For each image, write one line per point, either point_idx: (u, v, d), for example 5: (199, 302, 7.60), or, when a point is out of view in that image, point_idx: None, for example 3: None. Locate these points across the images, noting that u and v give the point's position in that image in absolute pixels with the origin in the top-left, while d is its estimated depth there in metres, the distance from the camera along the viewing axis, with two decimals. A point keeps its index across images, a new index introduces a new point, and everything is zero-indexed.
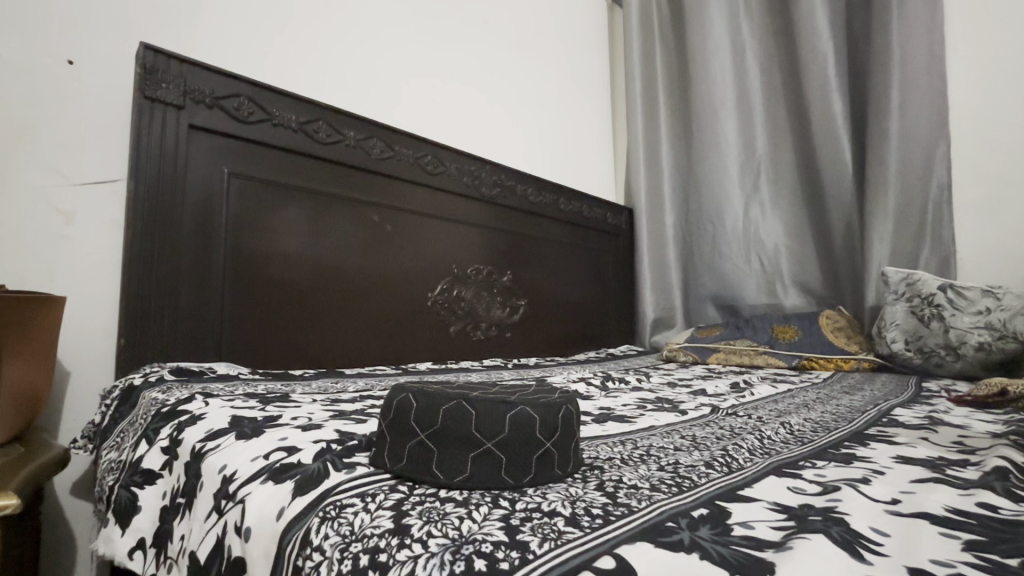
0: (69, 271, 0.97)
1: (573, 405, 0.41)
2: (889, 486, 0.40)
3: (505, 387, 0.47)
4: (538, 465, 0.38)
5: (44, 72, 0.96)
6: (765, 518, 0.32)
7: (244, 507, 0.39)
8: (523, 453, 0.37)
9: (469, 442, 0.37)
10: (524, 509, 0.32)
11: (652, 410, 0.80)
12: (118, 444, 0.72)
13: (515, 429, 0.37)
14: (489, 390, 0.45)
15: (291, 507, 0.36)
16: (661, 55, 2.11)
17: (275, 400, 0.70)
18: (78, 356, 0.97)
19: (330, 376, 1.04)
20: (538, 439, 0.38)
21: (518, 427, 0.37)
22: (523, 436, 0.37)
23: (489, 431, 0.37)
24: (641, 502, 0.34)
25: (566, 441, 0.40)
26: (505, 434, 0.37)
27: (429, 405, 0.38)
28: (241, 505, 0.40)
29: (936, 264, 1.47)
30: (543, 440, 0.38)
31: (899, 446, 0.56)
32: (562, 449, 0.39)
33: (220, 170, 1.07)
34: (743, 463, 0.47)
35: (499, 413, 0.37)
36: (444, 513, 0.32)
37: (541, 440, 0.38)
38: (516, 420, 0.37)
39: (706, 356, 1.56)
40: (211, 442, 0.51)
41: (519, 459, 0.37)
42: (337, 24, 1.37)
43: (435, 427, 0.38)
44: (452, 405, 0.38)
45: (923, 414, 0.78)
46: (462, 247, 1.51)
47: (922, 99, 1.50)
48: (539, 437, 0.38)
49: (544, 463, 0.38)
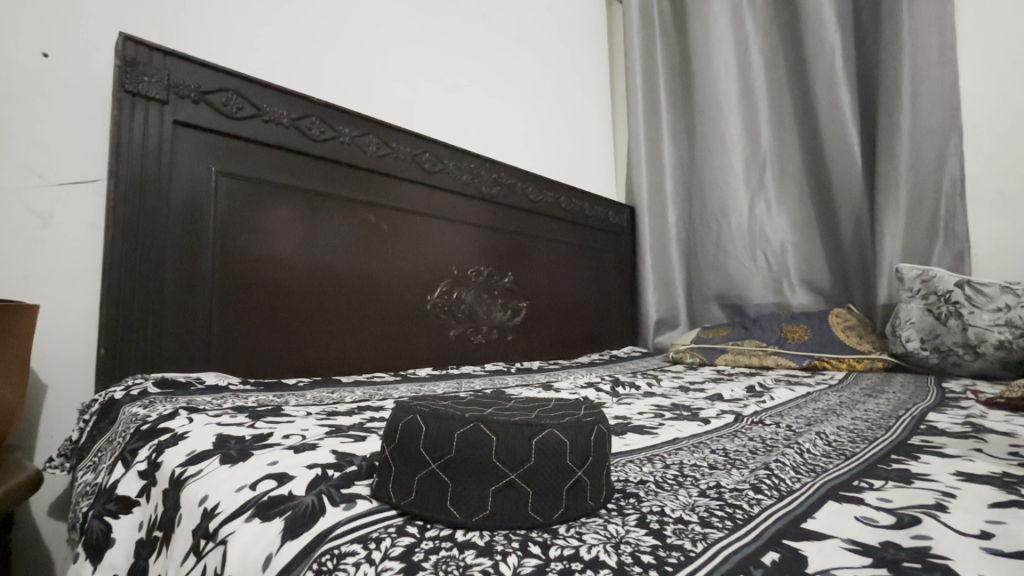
0: (45, 276, 0.90)
1: (604, 423, 0.36)
2: (972, 513, 0.35)
3: (518, 403, 0.42)
4: (569, 498, 0.32)
5: (16, 65, 0.90)
6: (851, 565, 0.27)
7: (226, 551, 0.34)
8: (553, 483, 0.32)
9: (490, 473, 0.32)
10: (560, 558, 0.28)
11: (672, 418, 0.75)
12: (95, 464, 0.66)
13: (543, 456, 0.32)
14: (500, 408, 0.40)
15: (280, 554, 0.31)
16: (662, 49, 2.06)
17: (265, 415, 0.65)
18: (55, 368, 0.91)
19: (326, 385, 0.98)
20: (569, 468, 0.33)
21: (546, 454, 0.32)
22: (552, 464, 0.32)
23: (514, 460, 0.32)
24: (696, 545, 0.29)
25: (598, 468, 0.34)
26: (532, 463, 0.32)
27: (443, 429, 0.33)
28: (223, 548, 0.34)
29: (951, 259, 1.43)
30: (574, 469, 0.33)
31: (956, 460, 0.50)
32: (595, 477, 0.34)
33: (206, 169, 1.00)
34: (793, 484, 0.42)
35: (524, 437, 0.32)
36: (464, 565, 0.27)
37: (571, 468, 0.33)
38: (543, 445, 0.32)
39: (713, 357, 1.51)
40: (192, 466, 0.46)
41: (549, 491, 0.32)
42: (332, 18, 1.32)
43: (450, 455, 0.32)
44: (469, 429, 0.32)
45: (960, 420, 0.73)
46: (461, 248, 1.45)
47: (934, 92, 1.46)
48: (570, 465, 0.33)
49: (575, 495, 0.33)
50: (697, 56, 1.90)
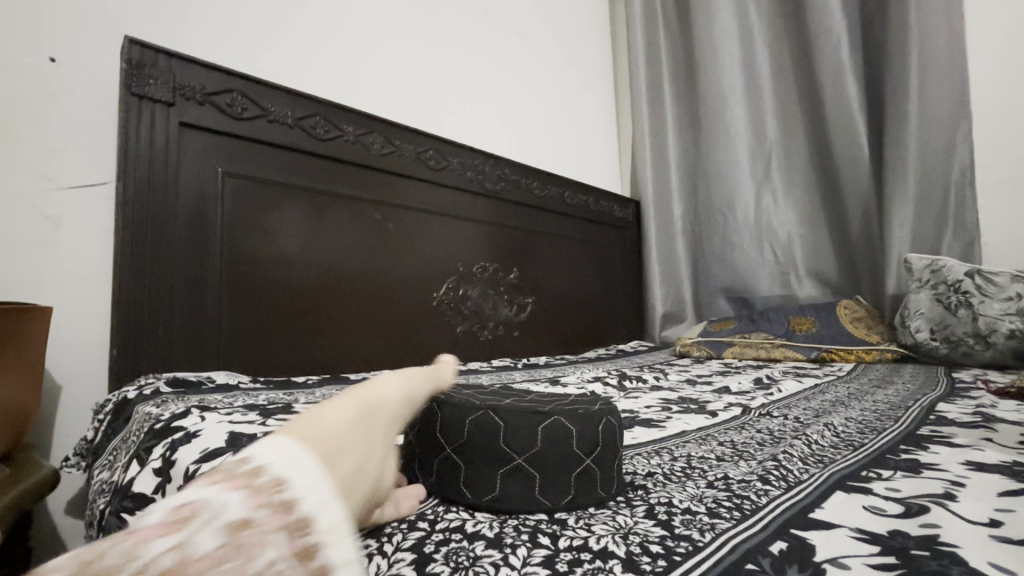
0: (57, 279, 0.92)
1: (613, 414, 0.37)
2: (981, 502, 0.35)
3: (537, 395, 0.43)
4: (578, 485, 0.34)
5: (24, 71, 0.90)
6: (859, 554, 0.27)
7: None
8: (561, 471, 0.33)
9: (500, 458, 0.33)
10: (569, 548, 0.28)
11: (679, 412, 0.75)
12: (111, 462, 0.67)
13: (550, 443, 0.33)
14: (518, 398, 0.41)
15: None
16: (665, 41, 2.04)
17: (276, 412, 0.65)
18: (69, 369, 0.92)
19: (335, 382, 0.99)
20: (577, 455, 0.34)
21: (553, 440, 0.34)
22: (559, 451, 0.33)
23: (521, 446, 0.33)
24: (704, 535, 0.30)
25: (608, 457, 0.35)
26: (539, 448, 0.33)
27: (455, 416, 0.35)
28: None
29: (961, 249, 1.41)
30: (582, 457, 0.34)
31: (965, 449, 0.50)
32: (605, 466, 0.35)
33: (212, 170, 1.01)
34: (801, 475, 0.42)
35: (531, 425, 0.34)
36: (474, 556, 0.28)
37: (579, 456, 0.34)
38: (548, 432, 0.34)
39: (721, 350, 1.51)
40: (205, 464, 0.46)
41: (556, 477, 0.33)
42: (336, 19, 1.33)
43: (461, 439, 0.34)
44: (480, 417, 0.34)
45: (970, 410, 0.72)
46: (467, 244, 1.45)
47: (944, 79, 1.43)
48: (577, 452, 0.34)
49: (584, 482, 0.34)
50: (701, 48, 1.88)
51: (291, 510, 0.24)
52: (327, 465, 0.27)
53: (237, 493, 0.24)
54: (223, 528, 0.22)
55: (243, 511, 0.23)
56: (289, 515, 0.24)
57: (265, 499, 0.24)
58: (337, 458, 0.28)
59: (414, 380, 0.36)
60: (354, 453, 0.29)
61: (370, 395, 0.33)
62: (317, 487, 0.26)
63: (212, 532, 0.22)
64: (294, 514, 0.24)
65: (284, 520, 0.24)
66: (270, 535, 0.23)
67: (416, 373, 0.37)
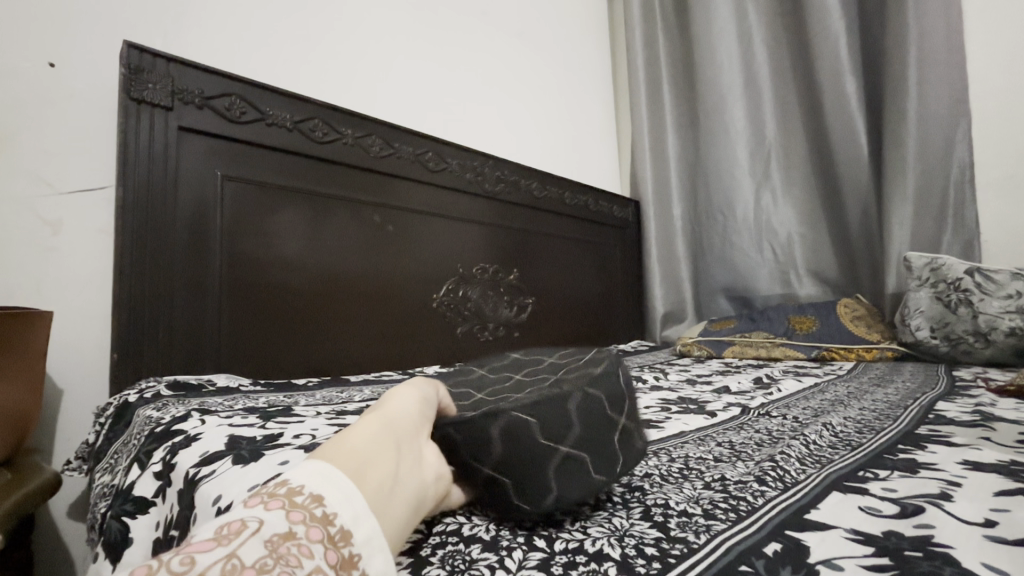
0: (58, 284, 0.92)
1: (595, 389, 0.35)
2: (977, 502, 0.35)
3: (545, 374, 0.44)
4: (559, 478, 0.33)
5: (23, 77, 0.91)
6: (852, 555, 0.27)
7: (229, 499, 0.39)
8: (534, 471, 0.33)
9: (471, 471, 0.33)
10: (564, 551, 0.28)
11: (678, 412, 0.75)
12: (112, 466, 0.68)
13: (510, 446, 0.32)
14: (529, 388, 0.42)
15: None
16: (664, 41, 2.04)
17: (276, 415, 0.65)
18: (70, 373, 0.93)
19: (335, 384, 0.99)
20: (545, 449, 0.33)
21: (511, 443, 0.32)
22: (522, 451, 0.32)
23: (482, 455, 0.32)
24: (699, 538, 0.30)
25: (591, 437, 0.34)
26: (502, 455, 0.32)
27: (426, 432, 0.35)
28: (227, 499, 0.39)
29: (960, 247, 1.41)
30: (553, 447, 0.33)
31: (963, 449, 0.50)
32: (592, 447, 0.34)
33: (212, 174, 1.02)
34: (798, 476, 0.42)
35: (484, 429, 0.32)
36: (470, 559, 0.28)
37: (549, 448, 0.33)
38: (505, 432, 0.32)
39: (721, 350, 1.51)
40: (205, 467, 0.46)
41: (531, 478, 0.32)
42: (334, 22, 1.33)
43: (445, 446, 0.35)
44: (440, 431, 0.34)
45: (970, 408, 0.72)
46: (466, 246, 1.46)
47: (942, 76, 1.43)
48: (545, 446, 0.33)
49: (565, 474, 0.33)
50: (700, 48, 1.88)
51: (331, 523, 0.25)
52: (360, 478, 0.28)
53: (278, 510, 0.24)
54: (272, 540, 0.22)
55: (286, 524, 0.23)
56: (330, 528, 0.25)
57: (308, 514, 0.24)
58: (370, 469, 0.29)
59: (421, 396, 0.37)
60: (387, 463, 0.30)
61: (386, 413, 0.34)
62: (351, 503, 0.26)
63: (259, 545, 0.22)
64: (334, 527, 0.25)
65: (323, 532, 0.24)
66: (314, 546, 0.23)
67: (422, 390, 0.38)
